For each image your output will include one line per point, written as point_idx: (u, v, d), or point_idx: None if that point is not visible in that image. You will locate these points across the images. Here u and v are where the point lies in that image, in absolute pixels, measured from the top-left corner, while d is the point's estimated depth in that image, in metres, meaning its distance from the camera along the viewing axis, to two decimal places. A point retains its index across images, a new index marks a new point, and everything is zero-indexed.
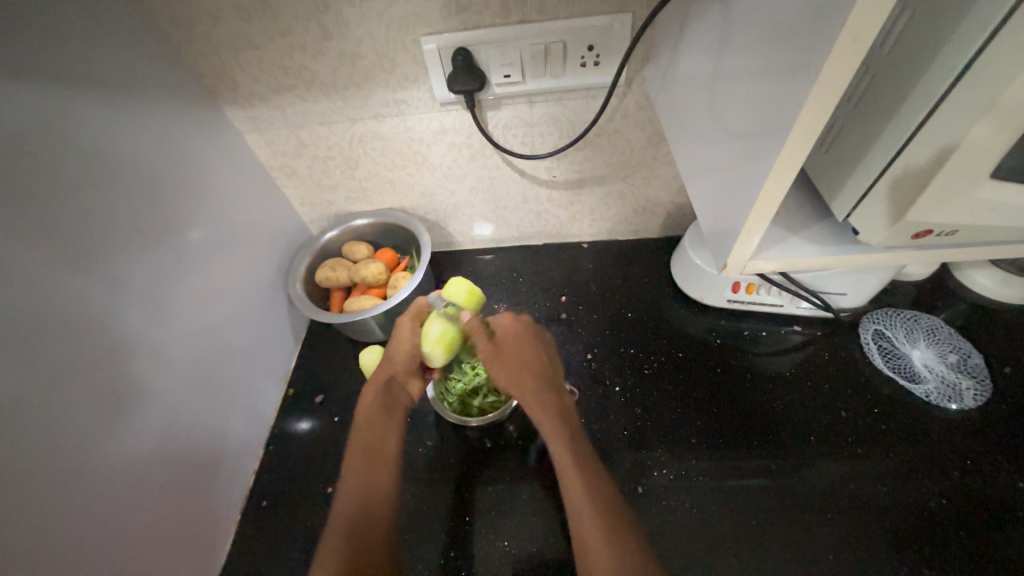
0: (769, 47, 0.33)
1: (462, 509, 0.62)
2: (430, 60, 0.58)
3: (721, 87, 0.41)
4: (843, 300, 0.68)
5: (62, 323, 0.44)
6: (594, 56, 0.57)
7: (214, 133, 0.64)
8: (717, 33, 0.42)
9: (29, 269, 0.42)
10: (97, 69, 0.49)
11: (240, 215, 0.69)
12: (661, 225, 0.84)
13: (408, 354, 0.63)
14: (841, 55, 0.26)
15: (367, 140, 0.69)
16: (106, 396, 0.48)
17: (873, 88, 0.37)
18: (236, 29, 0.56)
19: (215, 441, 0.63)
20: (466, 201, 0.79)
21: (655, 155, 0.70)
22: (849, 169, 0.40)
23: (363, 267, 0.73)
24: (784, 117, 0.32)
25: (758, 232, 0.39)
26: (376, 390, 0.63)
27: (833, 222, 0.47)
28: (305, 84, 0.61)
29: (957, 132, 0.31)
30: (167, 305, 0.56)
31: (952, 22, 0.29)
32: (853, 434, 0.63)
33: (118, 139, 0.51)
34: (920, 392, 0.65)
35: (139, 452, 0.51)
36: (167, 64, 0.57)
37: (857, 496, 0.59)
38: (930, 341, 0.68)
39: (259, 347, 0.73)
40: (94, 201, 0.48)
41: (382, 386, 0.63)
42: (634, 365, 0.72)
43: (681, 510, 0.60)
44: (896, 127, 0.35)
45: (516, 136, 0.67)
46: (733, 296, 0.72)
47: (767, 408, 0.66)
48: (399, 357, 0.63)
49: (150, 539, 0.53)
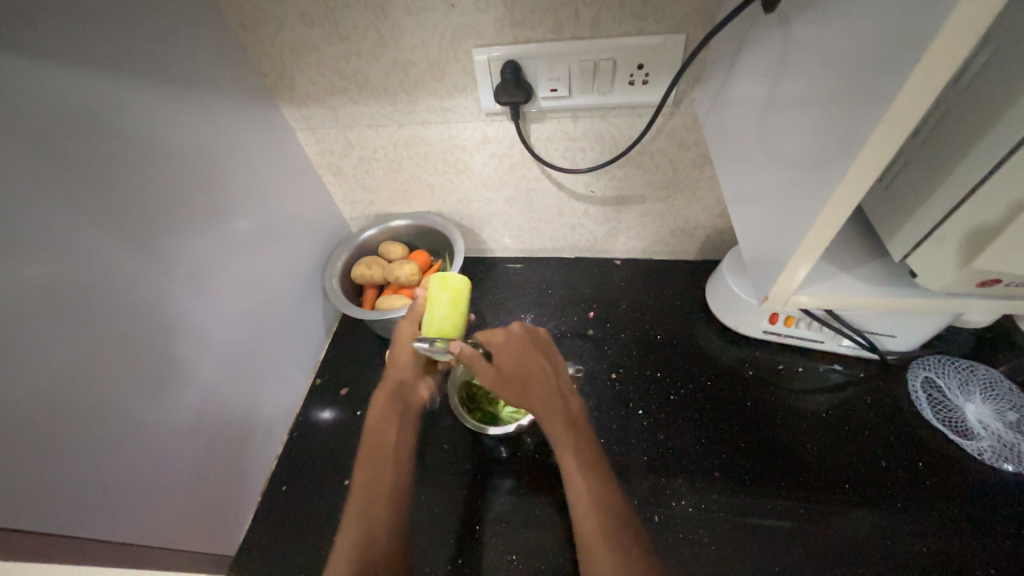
0: (834, 78, 0.32)
1: (474, 517, 0.62)
2: (479, 70, 0.59)
3: (775, 115, 0.40)
4: (891, 342, 0.64)
5: (117, 300, 0.47)
6: (644, 74, 0.57)
7: (270, 128, 0.67)
8: (775, 59, 0.41)
9: (94, 250, 0.45)
10: (170, 65, 0.52)
11: (286, 207, 0.72)
12: (699, 247, 0.82)
13: (412, 356, 0.63)
14: (913, 91, 0.25)
15: (412, 145, 0.70)
16: (147, 371, 0.51)
17: (943, 127, 0.34)
18: (300, 34, 0.58)
19: (243, 424, 0.65)
20: (501, 210, 0.79)
21: (698, 177, 0.69)
22: (910, 208, 0.38)
23: (397, 267, 0.75)
24: (845, 149, 0.30)
25: (807, 263, 0.37)
26: (388, 395, 0.63)
27: (885, 261, 0.44)
28: (358, 88, 0.64)
29: None
30: (209, 288, 0.59)
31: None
32: (893, 485, 0.59)
33: (182, 133, 0.54)
34: (972, 449, 0.60)
35: (171, 428, 0.54)
36: (234, 63, 0.60)
37: (892, 553, 0.55)
38: (987, 396, 0.63)
39: (292, 337, 0.75)
40: (153, 188, 0.51)
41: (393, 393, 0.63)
42: (660, 389, 0.70)
43: (698, 546, 0.57)
44: (964, 171, 0.32)
45: (557, 150, 0.67)
46: (770, 328, 0.69)
47: (798, 448, 0.63)
48: (405, 362, 0.63)
49: (175, 512, 0.55)
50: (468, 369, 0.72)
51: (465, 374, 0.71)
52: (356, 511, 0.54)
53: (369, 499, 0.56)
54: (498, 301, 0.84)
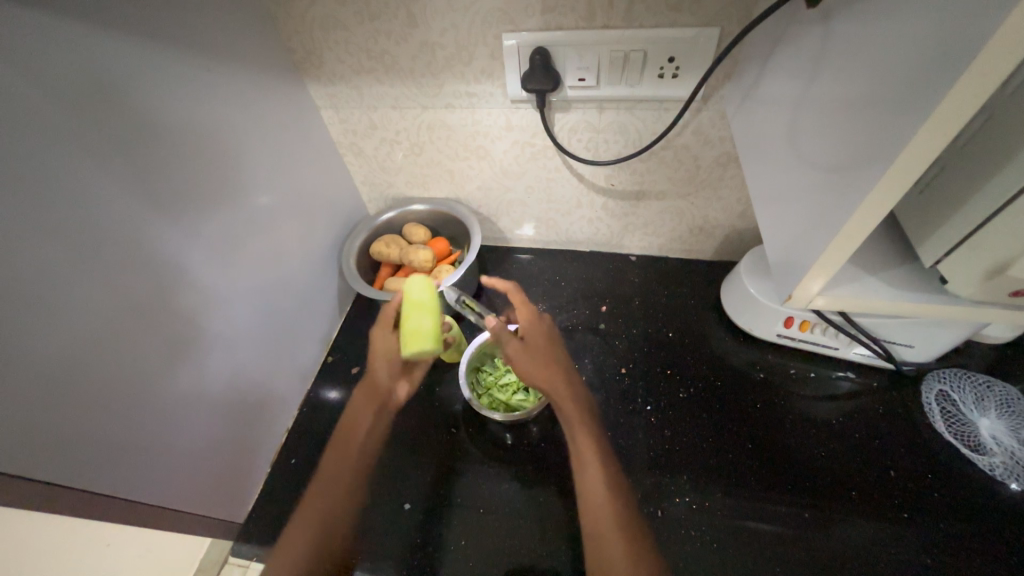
0: (874, 78, 0.32)
1: (478, 501, 0.63)
2: (507, 56, 0.58)
3: (810, 114, 0.39)
4: (907, 352, 0.63)
5: (142, 265, 0.49)
6: (674, 67, 0.56)
7: (296, 106, 0.68)
8: (813, 56, 0.40)
9: (126, 216, 0.46)
10: (201, 36, 0.53)
11: (307, 185, 0.73)
12: (716, 247, 0.81)
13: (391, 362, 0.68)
14: (957, 98, 0.25)
15: (434, 128, 0.70)
16: (168, 336, 0.52)
17: (985, 130, 0.34)
18: (330, 11, 0.58)
19: (256, 395, 0.66)
20: (520, 199, 0.79)
21: (721, 175, 0.68)
22: (943, 214, 0.37)
23: (412, 251, 0.75)
24: (884, 148, 0.30)
25: (833, 266, 0.37)
26: (365, 398, 0.69)
27: (911, 267, 0.44)
28: (385, 68, 0.64)
29: None
30: (229, 259, 0.60)
31: None
32: (899, 496, 0.59)
33: (209, 104, 0.55)
34: (983, 464, 0.60)
35: (189, 394, 0.56)
36: (263, 38, 0.60)
37: (894, 563, 0.55)
38: (1003, 412, 0.62)
39: (307, 314, 0.76)
40: (179, 157, 0.52)
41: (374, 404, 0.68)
42: (668, 387, 0.70)
43: (699, 543, 0.57)
44: (1002, 179, 0.32)
45: (580, 140, 0.67)
46: (784, 331, 0.68)
47: (806, 454, 0.63)
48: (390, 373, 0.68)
49: (190, 477, 0.57)
50: (479, 355, 0.72)
51: (476, 360, 0.72)
52: (320, 487, 0.61)
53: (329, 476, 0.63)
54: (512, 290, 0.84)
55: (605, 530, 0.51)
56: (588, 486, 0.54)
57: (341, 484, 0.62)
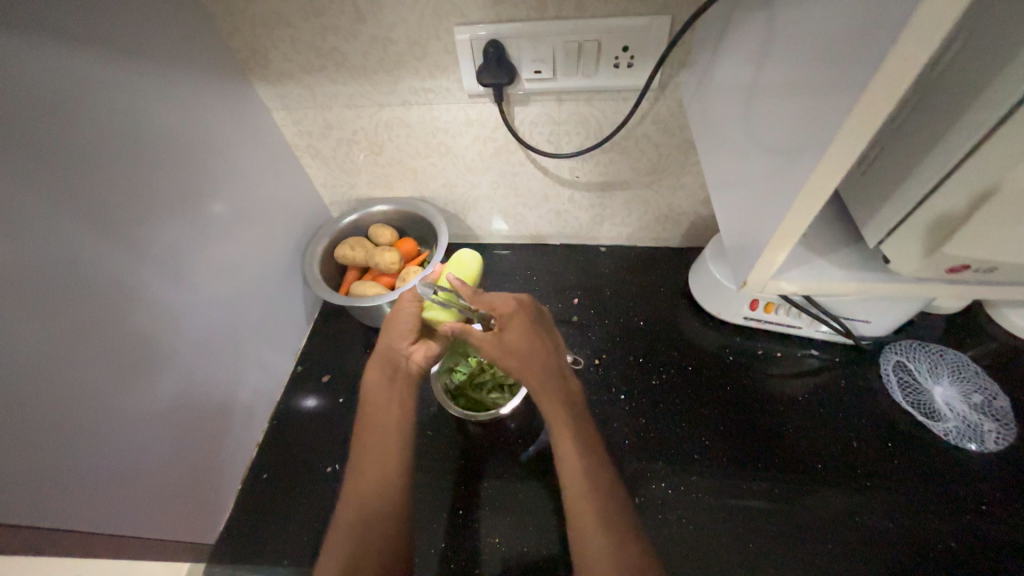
0: (814, 63, 0.32)
1: (458, 501, 0.63)
2: (461, 50, 0.57)
3: (758, 100, 0.40)
4: (865, 328, 0.66)
5: (87, 285, 0.46)
6: (628, 57, 0.56)
7: (245, 108, 0.65)
8: (759, 42, 0.40)
9: (65, 233, 0.44)
10: (134, 37, 0.50)
11: (263, 190, 0.70)
12: (683, 234, 0.82)
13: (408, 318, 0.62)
14: (888, 80, 0.25)
15: (393, 127, 0.69)
16: (122, 357, 0.50)
17: (920, 112, 0.35)
18: (273, 7, 0.56)
19: (221, 410, 0.64)
20: (486, 194, 0.78)
21: (682, 163, 0.69)
22: (884, 195, 0.38)
23: (378, 254, 0.74)
24: (823, 130, 0.30)
25: (785, 248, 0.37)
26: (378, 363, 0.60)
27: (860, 247, 0.45)
28: (336, 66, 0.61)
29: (995, 175, 0.30)
30: (183, 272, 0.57)
31: (998, 63, 0.28)
32: (863, 465, 0.61)
33: (148, 110, 0.52)
34: (939, 430, 0.62)
35: (149, 415, 0.53)
36: (203, 38, 0.58)
37: (859, 529, 0.57)
38: (955, 379, 0.65)
39: (271, 323, 0.74)
40: (120, 166, 0.49)
41: (384, 357, 0.61)
42: (642, 374, 0.71)
43: (676, 526, 0.59)
44: (936, 159, 0.33)
45: (541, 134, 0.66)
46: (750, 314, 0.70)
47: (775, 431, 0.65)
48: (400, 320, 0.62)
49: (155, 501, 0.54)
50: (452, 354, 0.71)
51: (449, 359, 0.71)
52: (353, 485, 0.52)
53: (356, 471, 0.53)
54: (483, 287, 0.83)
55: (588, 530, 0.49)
56: (570, 485, 0.51)
57: (377, 479, 0.52)
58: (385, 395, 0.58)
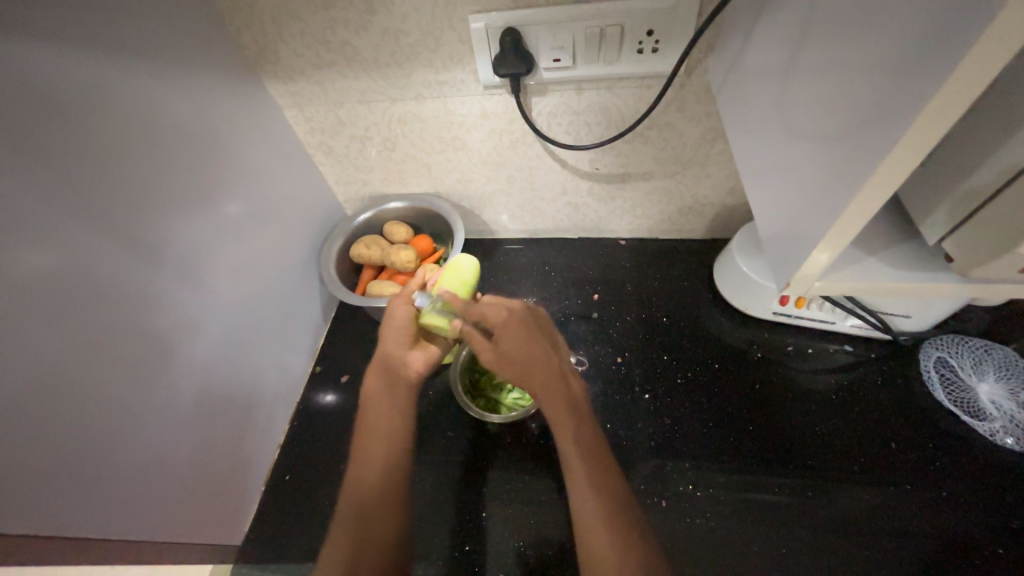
0: (874, 44, 0.29)
1: (479, 503, 0.62)
2: (476, 40, 0.54)
3: (801, 87, 0.37)
4: (904, 323, 0.62)
5: (102, 294, 0.45)
6: (653, 42, 0.53)
7: (256, 107, 0.64)
8: (801, 22, 0.37)
9: (77, 243, 0.43)
10: (141, 38, 0.48)
11: (276, 189, 0.69)
12: (706, 225, 0.79)
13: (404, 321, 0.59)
14: (973, 63, 0.22)
15: (406, 121, 0.67)
16: (138, 366, 0.49)
17: (990, 96, 0.31)
18: (280, 1, 0.54)
19: (240, 414, 0.64)
20: (502, 189, 0.76)
21: (708, 152, 0.66)
22: (949, 188, 0.36)
23: (394, 252, 0.72)
24: (889, 121, 0.27)
25: (833, 249, 0.34)
26: (377, 371, 0.58)
27: (910, 241, 0.42)
28: (347, 60, 0.60)
29: None
30: (197, 275, 0.56)
31: None
32: (902, 467, 0.59)
33: (158, 112, 0.50)
34: (984, 431, 0.59)
35: (169, 421, 0.53)
36: (211, 35, 0.56)
37: (898, 534, 0.55)
38: (1002, 375, 0.62)
39: (288, 323, 0.73)
40: (131, 171, 0.48)
41: (382, 365, 0.58)
42: (667, 372, 0.69)
43: (705, 530, 0.57)
44: (1012, 148, 0.30)
45: (560, 125, 0.64)
46: (780, 309, 0.67)
47: (807, 431, 0.62)
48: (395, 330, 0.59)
49: (178, 506, 0.55)
50: (471, 354, 0.71)
51: (468, 360, 0.70)
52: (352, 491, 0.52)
53: (358, 476, 0.53)
54: (500, 283, 0.82)
55: (593, 527, 0.47)
56: (573, 481, 0.50)
57: (375, 485, 0.52)
58: (384, 404, 0.57)
